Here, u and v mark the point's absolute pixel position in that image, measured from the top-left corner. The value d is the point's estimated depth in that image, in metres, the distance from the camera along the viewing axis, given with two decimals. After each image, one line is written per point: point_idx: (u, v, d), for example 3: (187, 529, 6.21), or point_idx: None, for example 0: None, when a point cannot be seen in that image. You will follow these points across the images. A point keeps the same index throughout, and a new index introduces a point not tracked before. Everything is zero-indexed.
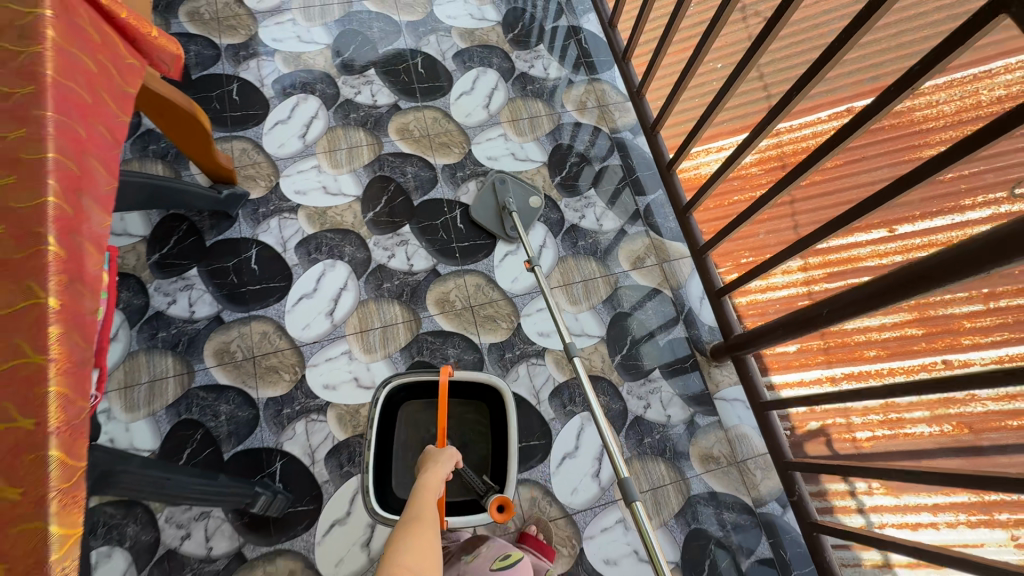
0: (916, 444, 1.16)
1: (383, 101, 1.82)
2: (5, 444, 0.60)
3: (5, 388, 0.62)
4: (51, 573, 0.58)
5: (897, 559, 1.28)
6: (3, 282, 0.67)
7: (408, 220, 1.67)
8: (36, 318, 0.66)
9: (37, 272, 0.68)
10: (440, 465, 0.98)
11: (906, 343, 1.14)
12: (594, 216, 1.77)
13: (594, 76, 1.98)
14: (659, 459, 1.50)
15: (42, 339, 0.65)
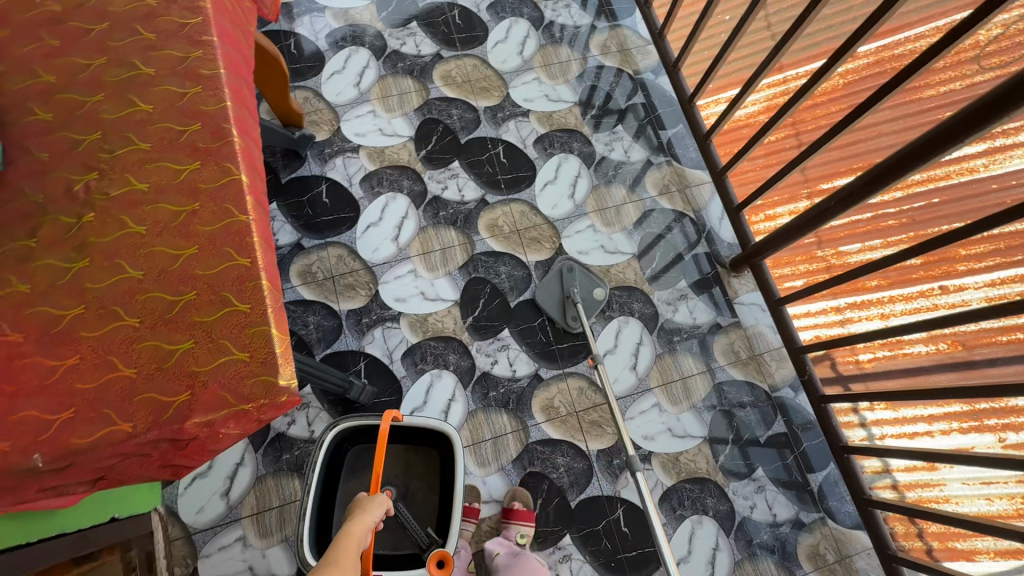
0: (914, 362, 1.35)
1: (426, 51, 2.00)
2: (234, 275, 0.83)
3: (227, 236, 0.84)
4: (279, 358, 0.80)
5: (897, 465, 1.51)
6: (208, 164, 0.88)
7: (456, 156, 1.88)
8: (236, 189, 0.87)
9: (231, 156, 0.89)
10: (367, 513, 1.06)
11: (904, 273, 1.31)
12: (623, 149, 1.96)
13: (616, 22, 2.15)
14: (687, 354, 1.73)
15: (244, 203, 0.87)
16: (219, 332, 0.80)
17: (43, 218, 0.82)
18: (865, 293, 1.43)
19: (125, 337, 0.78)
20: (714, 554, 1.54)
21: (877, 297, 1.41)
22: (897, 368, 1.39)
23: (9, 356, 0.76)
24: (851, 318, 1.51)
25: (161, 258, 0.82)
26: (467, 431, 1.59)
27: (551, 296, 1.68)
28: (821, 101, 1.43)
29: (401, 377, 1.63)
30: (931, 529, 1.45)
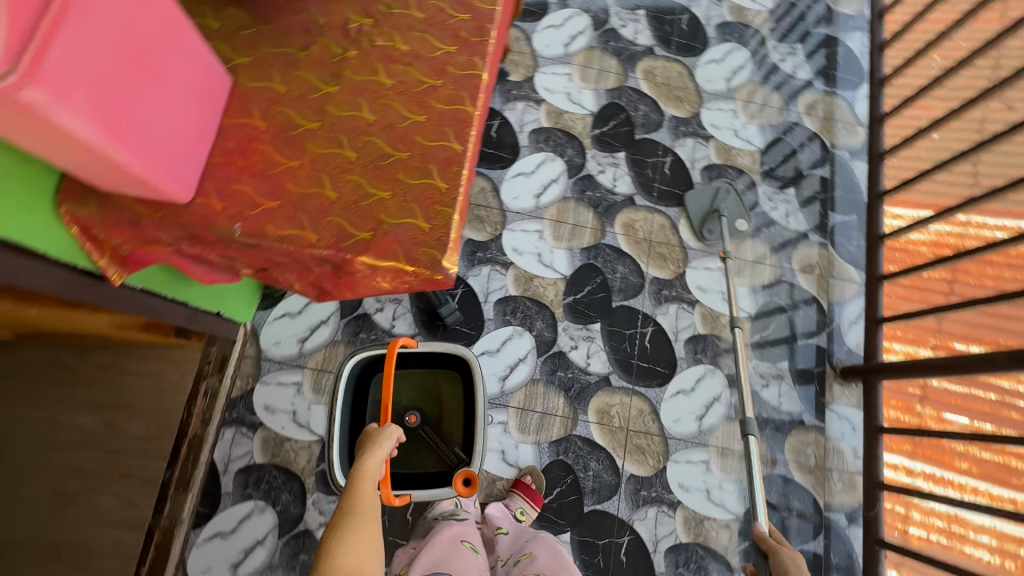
0: (968, 562, 1.32)
1: (642, 41, 2.01)
2: (444, 155, 0.88)
3: (452, 120, 0.90)
4: (450, 241, 0.85)
5: None
6: (462, 52, 0.94)
7: (625, 148, 1.88)
8: (475, 84, 0.92)
9: (483, 54, 0.94)
10: (380, 446, 1.10)
11: (1005, 473, 1.31)
12: (785, 212, 1.89)
13: (834, 90, 2.05)
14: (758, 432, 1.65)
15: (476, 99, 0.92)
16: (413, 195, 0.86)
17: (319, 39, 0.92)
18: (950, 471, 1.42)
19: (337, 164, 0.86)
20: None
21: (959, 480, 1.39)
22: (948, 557, 1.36)
23: (252, 138, 0.86)
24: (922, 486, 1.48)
25: (393, 112, 0.89)
26: (522, 395, 1.61)
27: (698, 210, 1.80)
28: (999, 261, 1.50)
29: (486, 318, 1.67)
30: None
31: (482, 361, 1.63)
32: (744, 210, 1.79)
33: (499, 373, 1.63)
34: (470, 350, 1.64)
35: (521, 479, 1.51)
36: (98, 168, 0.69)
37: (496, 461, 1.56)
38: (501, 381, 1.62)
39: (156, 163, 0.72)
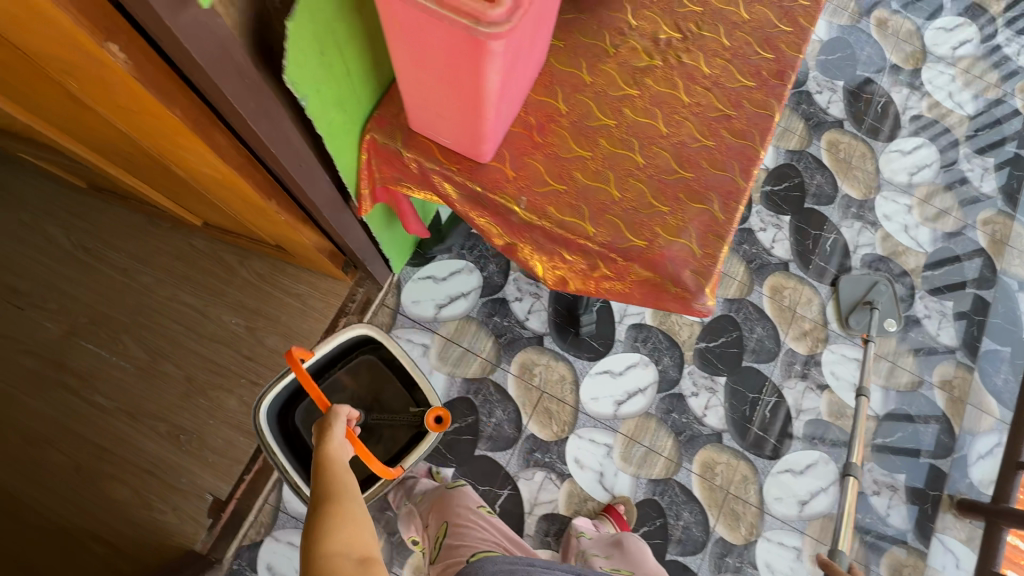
0: None
1: (833, 112, 1.97)
2: (726, 186, 0.87)
3: (739, 154, 0.89)
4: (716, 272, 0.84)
5: None
6: (759, 90, 0.93)
7: (791, 212, 1.85)
8: (766, 125, 0.92)
9: (780, 97, 0.93)
10: (337, 425, 0.90)
11: None
12: (937, 323, 1.82)
13: (1017, 215, 1.96)
14: (857, 537, 1.59)
15: (765, 140, 0.91)
16: (690, 216, 0.85)
17: (627, 41, 0.93)
18: None
19: (625, 166, 0.86)
20: None
21: None
22: None
23: (550, 117, 0.87)
24: None
25: (685, 131, 0.89)
26: (633, 424, 1.60)
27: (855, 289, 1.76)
28: None
29: (617, 338, 1.65)
30: None
31: (603, 380, 1.61)
32: (893, 310, 1.76)
33: (616, 397, 1.61)
34: (594, 365, 1.62)
35: (614, 506, 1.50)
36: (449, 111, 0.71)
37: (593, 481, 1.54)
38: (616, 404, 1.60)
39: (493, 128, 0.75)
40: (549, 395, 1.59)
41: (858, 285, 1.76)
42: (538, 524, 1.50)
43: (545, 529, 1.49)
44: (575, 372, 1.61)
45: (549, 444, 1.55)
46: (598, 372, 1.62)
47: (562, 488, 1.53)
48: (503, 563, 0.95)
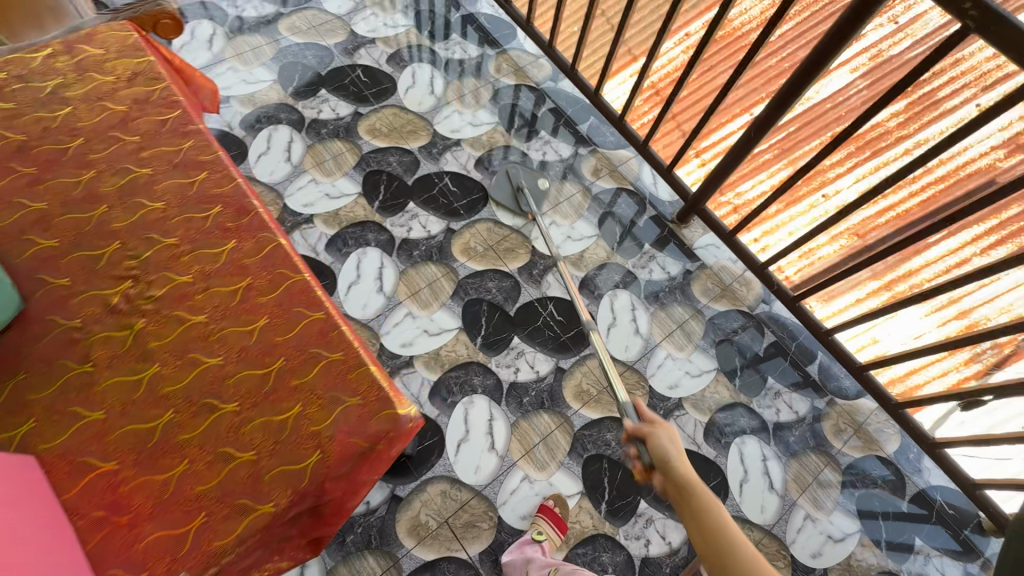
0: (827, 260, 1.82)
1: (344, 112, 2.07)
2: (315, 330, 0.82)
3: (290, 296, 0.84)
4: (388, 387, 0.80)
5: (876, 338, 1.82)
6: (243, 238, 0.87)
7: (409, 198, 1.94)
8: (281, 253, 0.88)
9: (264, 225, 0.89)
10: None
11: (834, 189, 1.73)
12: (552, 150, 2.16)
13: (502, 48, 2.36)
14: (675, 303, 1.91)
15: (293, 263, 0.87)
16: (322, 385, 0.78)
17: (92, 339, 0.77)
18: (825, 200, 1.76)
19: (227, 423, 0.74)
20: (765, 460, 1.70)
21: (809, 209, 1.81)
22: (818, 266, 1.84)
23: (108, 487, 0.68)
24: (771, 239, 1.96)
25: (235, 337, 0.80)
26: (516, 442, 1.61)
27: (504, 190, 1.93)
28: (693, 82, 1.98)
29: (435, 417, 1.61)
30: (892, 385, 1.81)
31: (465, 450, 1.58)
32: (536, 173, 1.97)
33: (487, 445, 1.59)
34: (448, 452, 1.57)
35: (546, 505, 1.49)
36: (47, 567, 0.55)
37: None
38: (492, 448, 1.60)
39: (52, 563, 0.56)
40: (452, 515, 1.50)
41: (501, 185, 1.94)
42: None
43: None
44: (446, 475, 1.54)
45: (497, 539, 1.48)
46: (457, 450, 1.58)
47: None
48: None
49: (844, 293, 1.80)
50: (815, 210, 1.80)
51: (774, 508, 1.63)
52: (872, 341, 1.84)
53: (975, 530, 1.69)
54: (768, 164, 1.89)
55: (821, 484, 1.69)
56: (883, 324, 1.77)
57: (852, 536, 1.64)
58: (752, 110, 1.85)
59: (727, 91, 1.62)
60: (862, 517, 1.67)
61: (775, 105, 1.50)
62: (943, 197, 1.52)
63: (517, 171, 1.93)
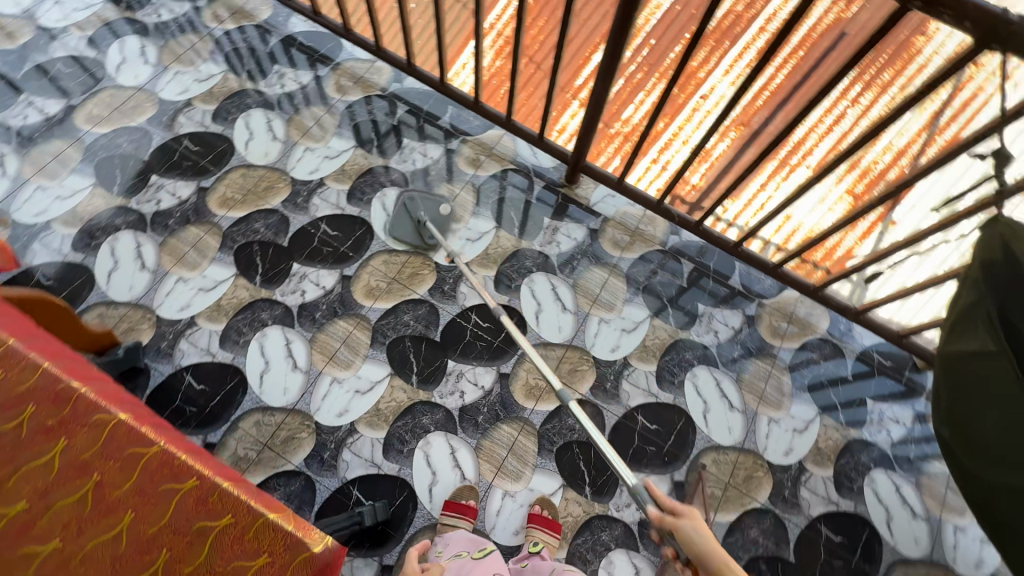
0: (725, 158, 1.74)
1: (186, 192, 1.86)
2: (193, 504, 0.77)
3: (155, 479, 0.78)
4: (293, 531, 0.79)
5: (794, 225, 1.78)
6: (75, 431, 0.78)
7: (291, 259, 1.80)
8: (127, 433, 0.79)
9: (96, 409, 0.80)
10: None
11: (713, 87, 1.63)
12: (421, 154, 2.04)
13: (333, 62, 2.18)
14: (591, 266, 1.90)
15: (145, 439, 0.80)
16: (220, 560, 0.75)
17: None
18: (702, 103, 1.68)
19: None
20: (719, 384, 1.75)
21: (691, 116, 1.72)
22: (718, 168, 1.78)
23: None
24: (667, 157, 1.89)
25: (103, 550, 0.73)
26: (486, 464, 1.58)
27: (409, 233, 1.74)
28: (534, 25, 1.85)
29: (398, 472, 1.55)
30: (819, 259, 1.81)
31: (438, 493, 1.54)
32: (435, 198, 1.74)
33: (458, 479, 1.55)
34: (423, 501, 1.52)
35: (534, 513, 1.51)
36: None
37: None
38: (464, 479, 1.56)
39: None
40: None
41: (402, 223, 1.74)
42: None
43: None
44: (429, 525, 1.50)
45: None
46: (431, 495, 1.53)
47: None
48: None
49: (753, 186, 1.76)
50: (699, 113, 1.71)
51: (741, 425, 1.70)
52: (790, 223, 1.78)
53: (913, 370, 1.84)
54: (643, 82, 1.81)
55: (775, 385, 1.77)
56: (805, 210, 1.71)
57: (814, 421, 1.73)
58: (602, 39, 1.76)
59: (561, 47, 1.55)
60: (817, 400, 1.77)
61: (614, 36, 1.44)
62: (807, 63, 1.42)
63: (413, 204, 1.72)
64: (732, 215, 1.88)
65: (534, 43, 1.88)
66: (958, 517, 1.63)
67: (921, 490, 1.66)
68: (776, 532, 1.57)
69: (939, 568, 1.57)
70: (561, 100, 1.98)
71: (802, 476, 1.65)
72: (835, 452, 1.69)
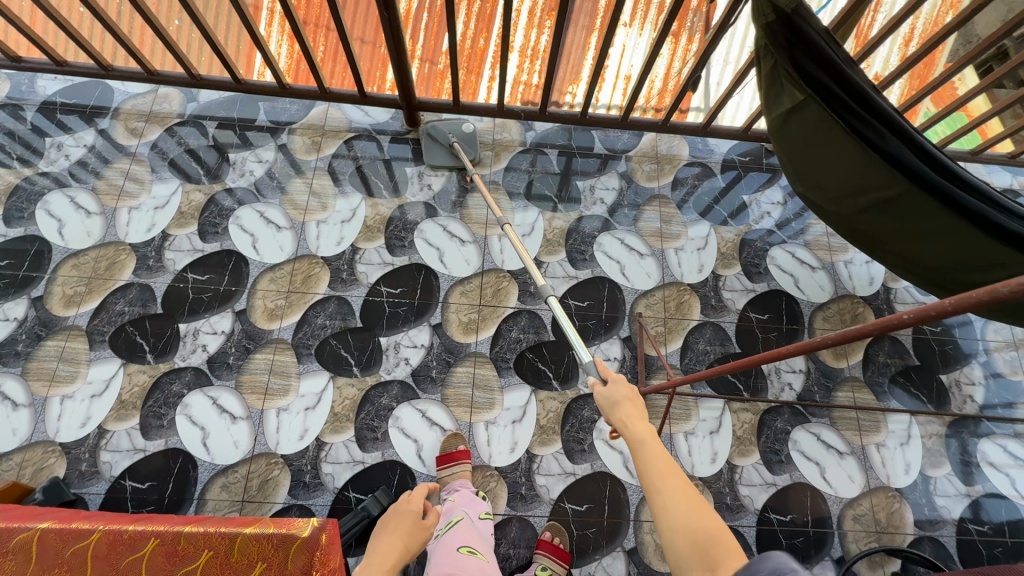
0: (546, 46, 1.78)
1: (21, 310, 1.64)
2: (169, 552, 0.83)
3: (123, 549, 0.83)
4: (264, 528, 0.84)
5: (626, 83, 1.91)
6: (32, 556, 0.82)
7: (174, 322, 1.67)
8: (75, 532, 0.84)
9: (35, 532, 0.83)
10: None
11: None
12: (255, 162, 1.91)
13: (111, 109, 1.94)
14: (470, 193, 1.92)
15: (91, 527, 0.84)
16: None
17: None
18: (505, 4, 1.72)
19: None
20: (624, 241, 1.88)
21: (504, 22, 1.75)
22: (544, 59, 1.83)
23: None
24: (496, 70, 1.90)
25: None
26: (458, 409, 1.62)
27: (445, 158, 1.90)
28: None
29: (383, 457, 1.56)
30: (659, 102, 1.97)
31: (428, 454, 1.57)
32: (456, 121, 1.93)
33: (440, 434, 1.59)
34: (417, 468, 1.55)
35: (545, 542, 1.46)
36: None
37: (523, 427, 1.62)
38: (445, 431, 1.60)
39: None
40: None
41: (437, 152, 1.91)
42: (584, 462, 1.60)
43: (584, 453, 1.60)
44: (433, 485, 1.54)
45: (510, 482, 1.56)
46: (422, 460, 1.57)
47: (543, 453, 1.59)
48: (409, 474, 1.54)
49: (581, 60, 1.85)
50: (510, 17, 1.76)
51: (656, 267, 1.85)
52: (625, 79, 1.90)
53: (769, 156, 2.07)
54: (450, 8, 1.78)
55: (669, 221, 1.93)
56: (633, 61, 1.83)
57: (711, 235, 1.92)
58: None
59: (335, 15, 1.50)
60: (705, 216, 1.95)
61: None
62: None
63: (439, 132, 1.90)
64: (573, 95, 1.98)
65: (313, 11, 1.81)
66: (844, 254, 1.92)
67: (810, 248, 1.93)
68: (719, 336, 1.77)
69: (846, 298, 1.85)
70: (377, 56, 1.94)
71: (720, 283, 1.84)
72: (737, 250, 1.90)
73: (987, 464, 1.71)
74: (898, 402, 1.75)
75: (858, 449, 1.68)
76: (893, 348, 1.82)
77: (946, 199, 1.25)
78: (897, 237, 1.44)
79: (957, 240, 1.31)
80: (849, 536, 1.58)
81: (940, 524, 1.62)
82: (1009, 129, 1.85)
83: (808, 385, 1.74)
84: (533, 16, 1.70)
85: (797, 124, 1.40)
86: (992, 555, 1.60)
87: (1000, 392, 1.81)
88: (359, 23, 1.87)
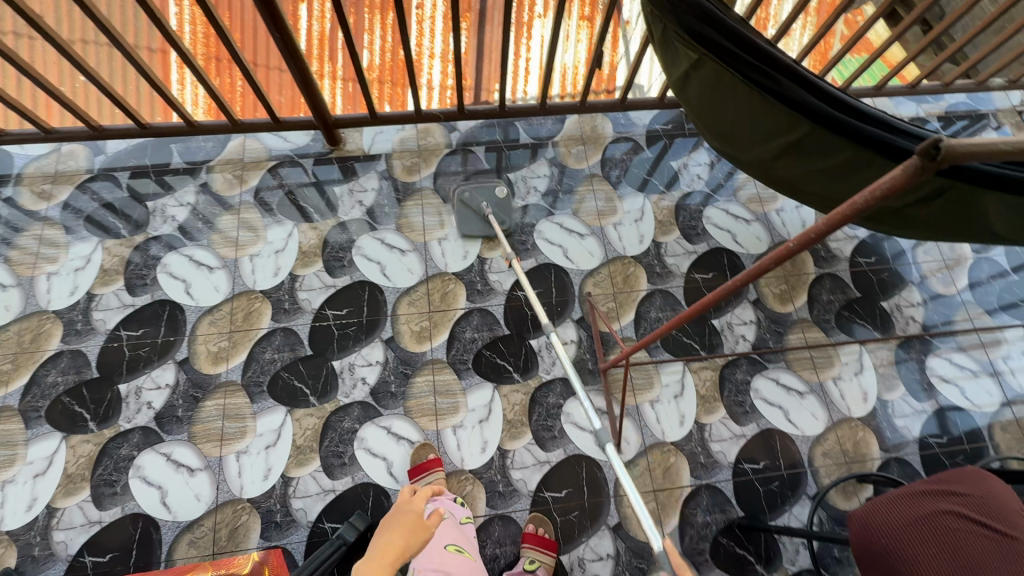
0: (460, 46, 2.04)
1: None
2: None
3: None
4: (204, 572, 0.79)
5: (538, 78, 2.09)
6: None
7: (113, 384, 1.59)
8: None
9: None
10: None
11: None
12: (176, 206, 1.84)
13: (13, 175, 1.85)
14: (403, 203, 1.90)
15: None
16: None
17: None
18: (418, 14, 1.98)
19: None
20: (564, 225, 1.90)
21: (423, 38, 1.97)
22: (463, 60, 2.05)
23: None
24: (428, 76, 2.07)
25: None
26: (423, 419, 1.60)
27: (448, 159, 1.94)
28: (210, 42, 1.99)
29: (354, 481, 1.52)
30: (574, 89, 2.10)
31: (399, 469, 1.55)
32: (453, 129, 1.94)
33: (408, 448, 1.57)
34: (390, 485, 1.53)
35: (529, 534, 1.45)
36: None
37: (491, 425, 1.61)
38: (413, 443, 1.57)
39: None
40: None
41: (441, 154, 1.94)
42: (556, 449, 1.59)
43: (555, 440, 1.60)
44: None
45: (487, 482, 1.54)
46: (394, 475, 1.54)
47: (515, 447, 1.59)
48: (383, 494, 1.51)
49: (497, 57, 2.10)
50: (427, 23, 1.93)
51: (598, 245, 1.87)
52: (537, 69, 2.07)
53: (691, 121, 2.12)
54: (375, 36, 2.08)
55: (604, 198, 1.95)
56: (535, 51, 2.05)
57: (647, 205, 1.95)
58: (306, 22, 2.04)
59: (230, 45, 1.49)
60: (639, 188, 1.98)
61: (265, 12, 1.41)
62: None
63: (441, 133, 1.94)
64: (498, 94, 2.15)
65: (217, 50, 1.98)
66: (774, 204, 1.98)
67: (742, 202, 1.98)
68: (669, 301, 1.80)
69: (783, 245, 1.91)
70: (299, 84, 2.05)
71: (662, 250, 1.87)
72: (673, 216, 1.93)
73: (937, 379, 1.78)
74: (846, 336, 1.81)
75: (817, 387, 1.73)
76: (834, 285, 1.88)
77: (846, 131, 1.30)
78: (814, 176, 1.48)
79: (868, 168, 1.36)
80: (821, 471, 1.63)
81: (904, 444, 1.68)
82: (910, 54, 1.92)
83: (761, 334, 1.78)
84: (446, 22, 1.98)
85: (699, 83, 1.45)
86: (955, 464, 1.67)
87: (938, 309, 1.89)
88: (270, 51, 2.00)
